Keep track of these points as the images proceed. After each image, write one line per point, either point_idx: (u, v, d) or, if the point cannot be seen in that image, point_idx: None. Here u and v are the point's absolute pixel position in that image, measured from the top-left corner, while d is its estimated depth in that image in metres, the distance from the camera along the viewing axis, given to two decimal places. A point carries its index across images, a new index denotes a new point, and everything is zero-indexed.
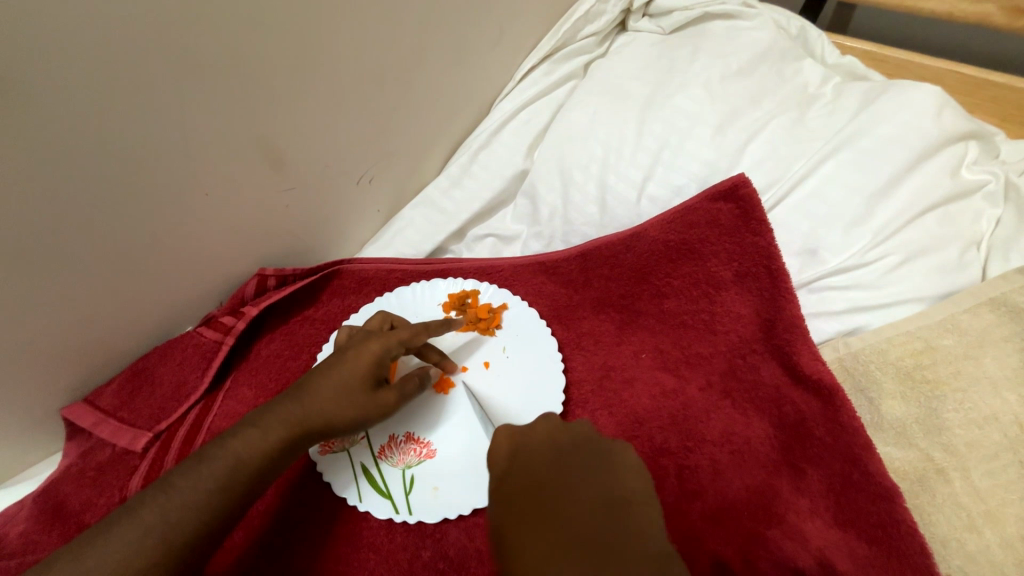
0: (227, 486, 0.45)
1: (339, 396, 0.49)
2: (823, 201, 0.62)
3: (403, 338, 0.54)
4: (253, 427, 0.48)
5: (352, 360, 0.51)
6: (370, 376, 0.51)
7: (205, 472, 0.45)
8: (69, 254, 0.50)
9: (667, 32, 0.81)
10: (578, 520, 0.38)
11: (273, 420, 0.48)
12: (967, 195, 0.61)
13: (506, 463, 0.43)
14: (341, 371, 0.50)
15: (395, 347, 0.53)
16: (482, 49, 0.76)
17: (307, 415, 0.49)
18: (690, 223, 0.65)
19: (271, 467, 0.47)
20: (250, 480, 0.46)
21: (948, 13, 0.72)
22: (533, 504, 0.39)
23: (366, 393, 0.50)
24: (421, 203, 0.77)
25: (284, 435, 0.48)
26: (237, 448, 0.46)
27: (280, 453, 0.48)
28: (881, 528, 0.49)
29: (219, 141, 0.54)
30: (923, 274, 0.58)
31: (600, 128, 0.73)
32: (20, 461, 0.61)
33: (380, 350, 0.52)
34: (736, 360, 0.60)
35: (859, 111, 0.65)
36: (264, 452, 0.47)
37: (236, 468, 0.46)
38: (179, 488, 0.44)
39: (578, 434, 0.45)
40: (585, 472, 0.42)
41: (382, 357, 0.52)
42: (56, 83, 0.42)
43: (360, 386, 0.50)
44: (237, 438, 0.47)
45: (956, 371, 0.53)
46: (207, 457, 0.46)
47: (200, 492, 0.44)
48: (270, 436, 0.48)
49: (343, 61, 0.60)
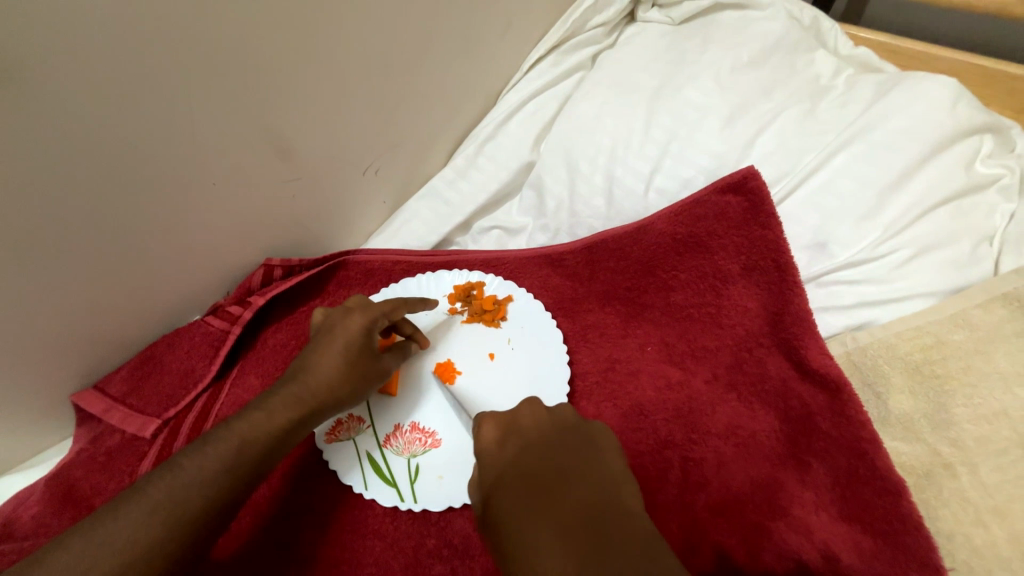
0: (235, 465, 0.45)
1: (337, 368, 0.53)
2: (834, 195, 0.61)
3: (386, 310, 0.57)
4: (259, 409, 0.49)
5: (342, 334, 0.54)
6: (362, 347, 0.54)
7: (211, 453, 0.45)
8: (78, 241, 0.50)
9: (676, 22, 0.80)
10: (574, 506, 0.37)
11: (277, 401, 0.50)
12: (980, 189, 0.60)
13: (496, 450, 0.43)
14: (333, 345, 0.53)
15: (381, 319, 0.56)
16: (490, 39, 0.75)
17: (309, 391, 0.51)
18: (699, 216, 0.65)
19: (278, 446, 0.48)
20: (257, 459, 0.47)
21: (966, 2, 0.70)
22: (529, 493, 0.38)
23: (362, 362, 0.54)
24: (426, 195, 0.76)
25: (291, 414, 0.50)
26: (243, 429, 0.47)
27: (286, 430, 0.49)
28: (887, 522, 0.49)
29: (226, 129, 0.53)
30: (936, 268, 0.58)
31: (608, 119, 0.72)
32: (31, 447, 0.62)
33: (368, 322, 0.55)
34: (743, 353, 0.59)
35: (872, 103, 0.64)
36: (271, 430, 0.48)
37: (244, 448, 0.46)
38: (187, 467, 0.44)
39: (559, 419, 0.45)
40: (572, 456, 0.41)
41: (371, 328, 0.55)
42: (65, 70, 0.42)
43: (356, 357, 0.54)
44: (242, 420, 0.48)
45: (966, 366, 0.52)
46: (212, 439, 0.46)
47: (208, 470, 0.44)
48: (276, 415, 0.49)
49: (350, 50, 0.60)
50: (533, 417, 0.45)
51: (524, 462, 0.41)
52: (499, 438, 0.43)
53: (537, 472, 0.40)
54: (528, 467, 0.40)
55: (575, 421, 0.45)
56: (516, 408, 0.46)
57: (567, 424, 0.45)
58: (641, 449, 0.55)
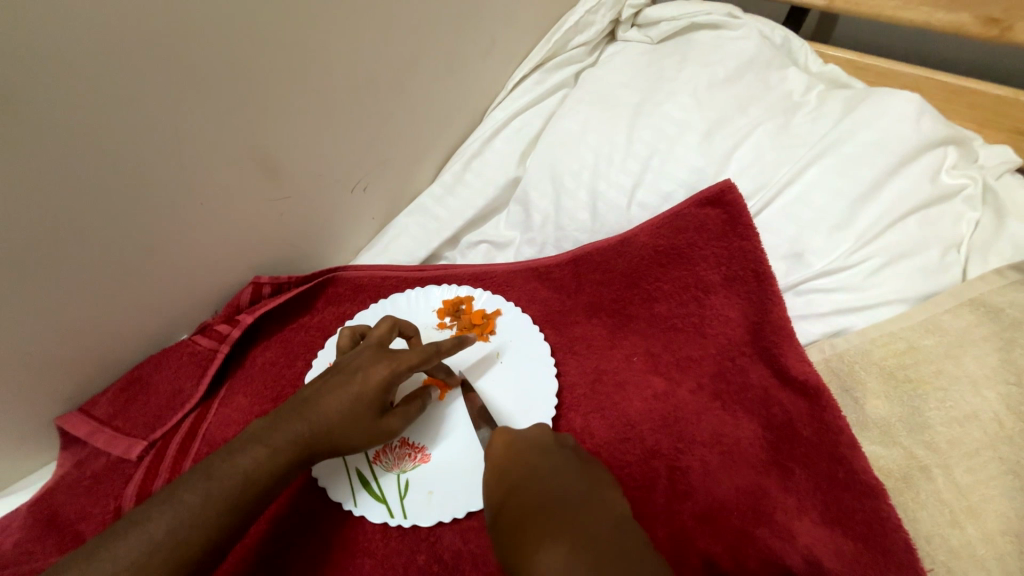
0: (235, 501, 0.46)
1: (342, 418, 0.51)
2: (808, 205, 0.63)
3: (412, 363, 0.53)
4: (261, 444, 0.49)
5: (360, 383, 0.52)
6: (375, 402, 0.52)
7: (213, 488, 0.46)
8: (63, 263, 0.51)
9: (655, 41, 0.83)
10: (559, 502, 0.38)
11: (280, 439, 0.49)
12: (946, 198, 0.63)
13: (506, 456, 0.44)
14: (347, 391, 0.52)
15: (402, 374, 0.53)
16: (473, 59, 0.77)
17: (313, 436, 0.50)
18: (679, 229, 0.66)
19: (275, 485, 0.48)
20: (257, 495, 0.47)
21: (926, 22, 0.73)
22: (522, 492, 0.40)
23: (370, 417, 0.52)
24: (414, 211, 0.78)
25: (289, 456, 0.49)
26: (246, 465, 0.47)
27: (285, 470, 0.49)
28: (865, 525, 0.50)
29: (211, 150, 0.54)
30: (907, 275, 0.60)
31: (591, 135, 0.74)
32: (14, 471, 0.62)
33: (387, 376, 0.53)
34: (725, 363, 0.60)
35: (841, 118, 0.67)
36: (270, 470, 0.48)
37: (245, 484, 0.47)
38: (189, 504, 0.44)
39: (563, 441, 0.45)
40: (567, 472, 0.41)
41: (389, 384, 0.53)
42: (51, 96, 0.43)
43: (366, 411, 0.52)
44: (246, 454, 0.48)
45: (937, 370, 0.54)
46: (215, 473, 0.46)
47: (207, 507, 0.45)
48: (278, 455, 0.49)
49: (334, 72, 0.61)
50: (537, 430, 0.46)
51: (526, 467, 0.42)
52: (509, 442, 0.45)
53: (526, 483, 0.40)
54: (523, 474, 0.41)
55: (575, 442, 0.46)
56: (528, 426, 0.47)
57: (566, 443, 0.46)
58: (628, 457, 0.56)
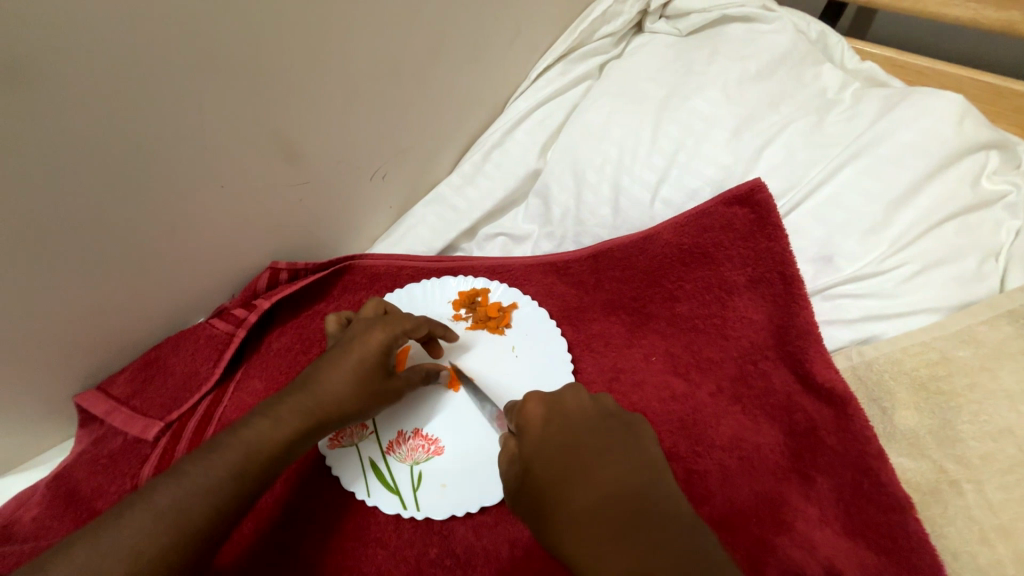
0: (238, 473, 0.46)
1: (349, 384, 0.52)
2: (839, 207, 0.61)
3: (407, 328, 0.56)
4: (267, 417, 0.49)
5: (361, 348, 0.53)
6: (376, 363, 0.54)
7: (216, 461, 0.45)
8: (85, 242, 0.51)
9: (684, 33, 0.80)
10: (616, 481, 0.42)
11: (286, 409, 0.50)
12: (987, 205, 0.61)
13: (542, 428, 0.46)
14: (347, 358, 0.53)
15: (400, 336, 0.55)
16: (498, 47, 0.76)
17: (320, 404, 0.51)
18: (705, 228, 0.65)
19: (279, 460, 0.48)
20: (260, 470, 0.47)
21: (971, 19, 0.71)
22: (575, 465, 0.43)
23: (375, 378, 0.54)
24: (432, 201, 0.77)
25: (297, 425, 0.50)
26: (251, 438, 0.47)
27: (290, 443, 0.49)
28: (890, 539, 0.49)
29: (234, 133, 0.54)
30: (943, 284, 0.58)
31: (615, 128, 0.73)
32: (32, 446, 0.62)
33: (387, 339, 0.54)
34: (747, 366, 0.59)
35: (877, 118, 0.64)
36: (276, 439, 0.48)
37: (250, 458, 0.47)
38: (192, 474, 0.44)
39: (602, 409, 0.48)
40: (617, 448, 0.44)
41: (389, 345, 0.54)
42: (75, 73, 0.42)
43: (370, 373, 0.54)
44: (249, 427, 0.48)
45: (971, 384, 0.52)
46: (219, 446, 0.47)
47: (213, 476, 0.45)
48: (283, 425, 0.49)
49: (359, 57, 0.60)
50: (578, 402, 0.48)
51: (572, 442, 0.44)
52: (544, 418, 0.46)
53: (581, 450, 0.43)
54: (576, 445, 0.44)
55: (617, 410, 0.48)
56: (562, 393, 0.49)
57: (607, 410, 0.48)
58: None
